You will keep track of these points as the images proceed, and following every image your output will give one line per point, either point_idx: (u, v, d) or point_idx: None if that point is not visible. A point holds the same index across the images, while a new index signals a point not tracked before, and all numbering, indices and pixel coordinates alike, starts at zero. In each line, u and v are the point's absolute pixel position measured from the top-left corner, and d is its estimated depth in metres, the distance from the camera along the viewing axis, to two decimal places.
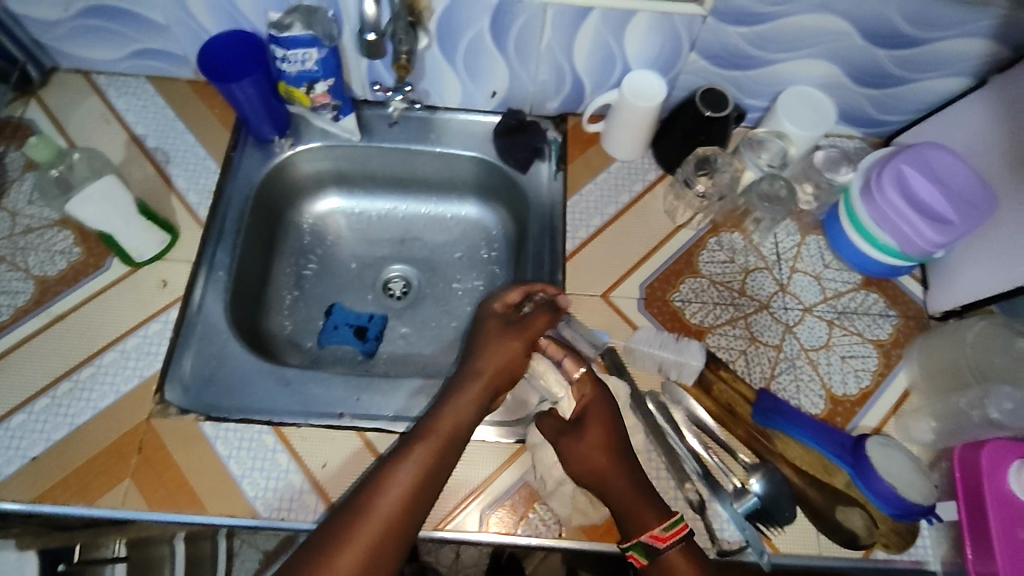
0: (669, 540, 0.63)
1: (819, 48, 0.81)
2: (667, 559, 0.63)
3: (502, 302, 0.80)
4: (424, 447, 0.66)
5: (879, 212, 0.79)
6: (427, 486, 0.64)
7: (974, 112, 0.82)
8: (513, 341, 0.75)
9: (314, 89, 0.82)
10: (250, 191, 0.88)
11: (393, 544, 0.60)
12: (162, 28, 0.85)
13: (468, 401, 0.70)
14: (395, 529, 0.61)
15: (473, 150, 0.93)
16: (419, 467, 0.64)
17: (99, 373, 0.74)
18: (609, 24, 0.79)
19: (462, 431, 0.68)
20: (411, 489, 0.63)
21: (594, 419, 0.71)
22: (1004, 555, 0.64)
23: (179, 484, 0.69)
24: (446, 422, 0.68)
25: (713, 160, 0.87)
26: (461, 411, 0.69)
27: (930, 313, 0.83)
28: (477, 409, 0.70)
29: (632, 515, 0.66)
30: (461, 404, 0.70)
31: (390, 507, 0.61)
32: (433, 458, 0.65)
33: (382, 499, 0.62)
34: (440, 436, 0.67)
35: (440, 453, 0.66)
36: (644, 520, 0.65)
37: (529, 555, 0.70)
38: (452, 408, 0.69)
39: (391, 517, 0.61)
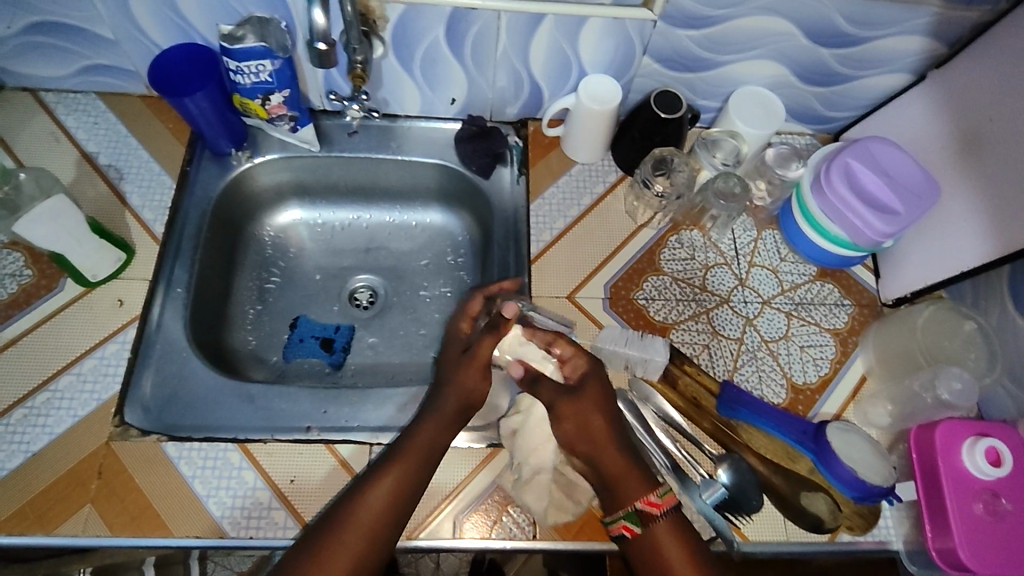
0: (663, 506, 0.65)
1: (766, 49, 0.83)
2: (654, 530, 0.64)
3: (466, 319, 0.80)
4: (400, 468, 0.66)
5: (827, 204, 0.81)
6: (401, 506, 0.65)
7: (915, 107, 0.86)
8: (469, 374, 0.73)
9: (269, 100, 0.82)
10: (208, 206, 0.86)
11: (370, 553, 0.62)
12: (112, 43, 0.83)
13: (438, 425, 0.70)
14: (371, 549, 0.62)
15: (434, 158, 0.93)
16: (395, 485, 0.65)
17: (55, 398, 0.72)
18: (563, 29, 0.80)
19: (434, 455, 0.69)
20: (388, 507, 0.64)
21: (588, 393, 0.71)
22: (960, 528, 0.66)
23: (142, 507, 0.67)
24: (418, 445, 0.68)
25: (670, 160, 0.88)
26: (434, 436, 0.69)
27: (883, 301, 0.86)
28: (447, 432, 0.70)
29: (622, 486, 0.67)
30: (432, 427, 0.70)
31: (368, 524, 0.63)
32: (408, 478, 0.66)
33: (361, 514, 0.63)
34: (417, 455, 0.68)
35: (411, 478, 0.66)
36: (631, 493, 0.66)
37: (509, 559, 0.70)
38: (426, 430, 0.70)
39: (367, 534, 0.62)
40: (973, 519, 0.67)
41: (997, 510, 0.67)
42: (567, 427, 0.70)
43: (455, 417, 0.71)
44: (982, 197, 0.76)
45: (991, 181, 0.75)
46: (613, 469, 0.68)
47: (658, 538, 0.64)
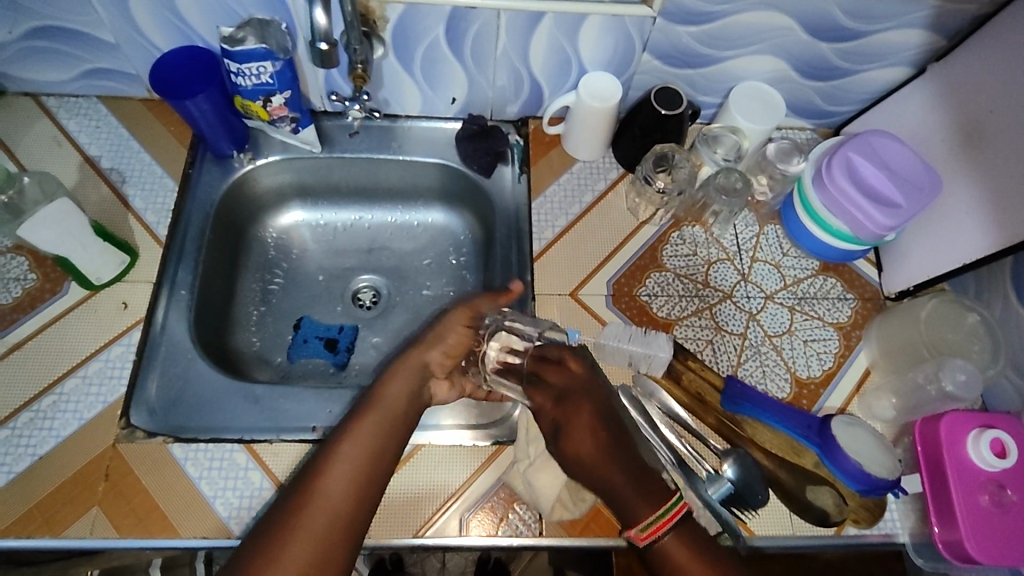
0: (648, 538, 0.63)
1: (765, 44, 0.83)
2: (661, 548, 0.63)
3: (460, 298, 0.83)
4: (365, 433, 0.67)
5: (829, 198, 0.82)
6: (373, 464, 0.65)
7: (915, 100, 0.86)
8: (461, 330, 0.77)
9: (270, 102, 0.82)
10: (210, 208, 0.87)
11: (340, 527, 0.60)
12: (113, 47, 0.84)
13: (405, 375, 0.72)
14: (348, 509, 0.62)
15: (436, 157, 0.93)
16: (364, 444, 0.66)
17: (61, 401, 0.72)
18: (562, 27, 0.81)
19: (401, 407, 0.70)
20: (359, 467, 0.64)
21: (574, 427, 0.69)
22: (966, 520, 0.67)
23: (149, 509, 0.67)
24: (385, 401, 0.70)
25: (671, 156, 0.88)
26: (398, 390, 0.71)
27: (886, 294, 0.86)
28: (413, 382, 0.72)
29: (625, 505, 0.65)
30: (393, 383, 0.71)
31: (339, 486, 0.63)
32: (376, 434, 0.67)
33: (331, 477, 0.63)
34: (380, 412, 0.68)
35: (379, 438, 0.67)
36: (634, 512, 0.64)
37: (517, 557, 0.71)
38: (388, 385, 0.71)
39: (340, 497, 0.62)
40: (979, 510, 0.67)
41: (1002, 501, 0.67)
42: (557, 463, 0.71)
43: (415, 371, 0.73)
44: (984, 189, 0.76)
45: (993, 174, 0.75)
46: (614, 491, 0.66)
47: (667, 552, 0.63)
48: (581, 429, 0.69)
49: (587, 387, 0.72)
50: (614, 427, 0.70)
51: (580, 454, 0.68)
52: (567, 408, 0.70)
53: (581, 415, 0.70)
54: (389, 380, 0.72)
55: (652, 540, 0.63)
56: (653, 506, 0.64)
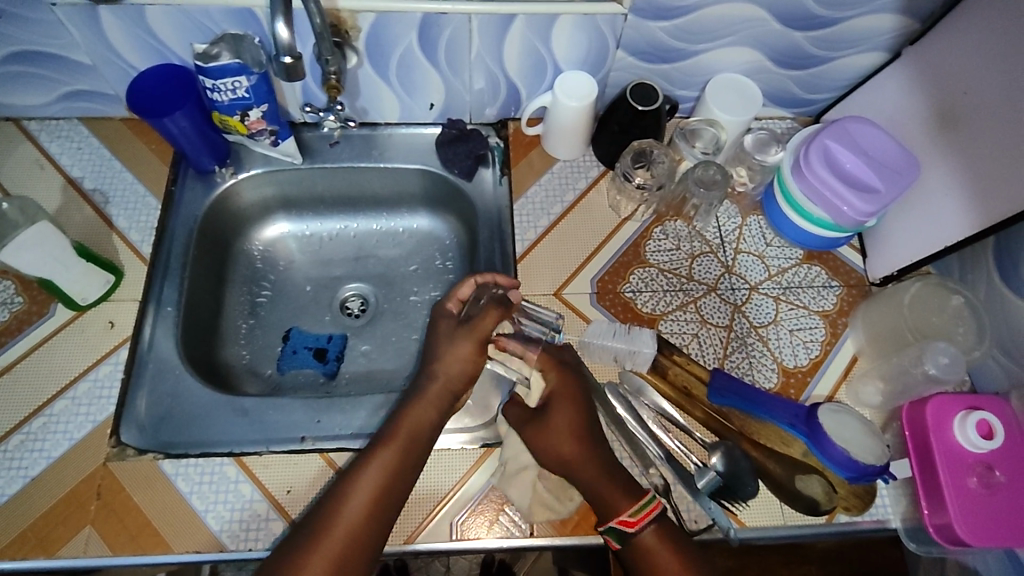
0: (639, 523, 0.65)
1: (738, 36, 0.83)
2: (642, 541, 0.65)
3: (455, 300, 0.80)
4: (388, 456, 0.67)
5: (808, 186, 0.81)
6: (389, 495, 0.65)
7: (892, 85, 0.86)
8: (463, 343, 0.75)
9: (248, 116, 0.83)
10: (194, 224, 0.87)
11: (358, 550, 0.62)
12: (90, 68, 0.84)
13: (427, 403, 0.71)
14: (365, 534, 0.63)
15: (417, 163, 0.94)
16: (382, 475, 0.66)
17: (51, 422, 0.73)
18: (534, 28, 0.81)
19: (423, 436, 0.70)
20: (376, 499, 0.65)
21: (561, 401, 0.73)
22: (955, 503, 0.66)
23: (141, 526, 0.68)
24: (406, 426, 0.70)
25: (650, 152, 0.87)
26: (421, 417, 0.70)
27: (871, 280, 0.86)
28: (434, 411, 0.71)
29: (603, 499, 0.68)
30: (420, 408, 0.71)
31: (355, 518, 0.63)
32: (397, 463, 0.67)
33: (350, 504, 0.64)
34: (400, 440, 0.68)
35: (403, 464, 0.67)
36: (617, 502, 0.67)
37: (520, 558, 0.71)
38: (412, 410, 0.71)
39: (355, 531, 0.63)
40: (968, 493, 0.67)
41: (991, 483, 0.67)
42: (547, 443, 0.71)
43: (442, 395, 0.73)
44: (962, 171, 0.76)
45: (970, 155, 0.75)
46: (594, 485, 0.69)
47: (647, 547, 0.65)
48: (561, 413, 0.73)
49: (568, 375, 0.75)
50: (590, 417, 0.73)
51: (562, 444, 0.71)
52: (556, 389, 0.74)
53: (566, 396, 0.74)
54: (412, 408, 0.71)
55: (638, 529, 0.65)
56: (633, 497, 0.67)
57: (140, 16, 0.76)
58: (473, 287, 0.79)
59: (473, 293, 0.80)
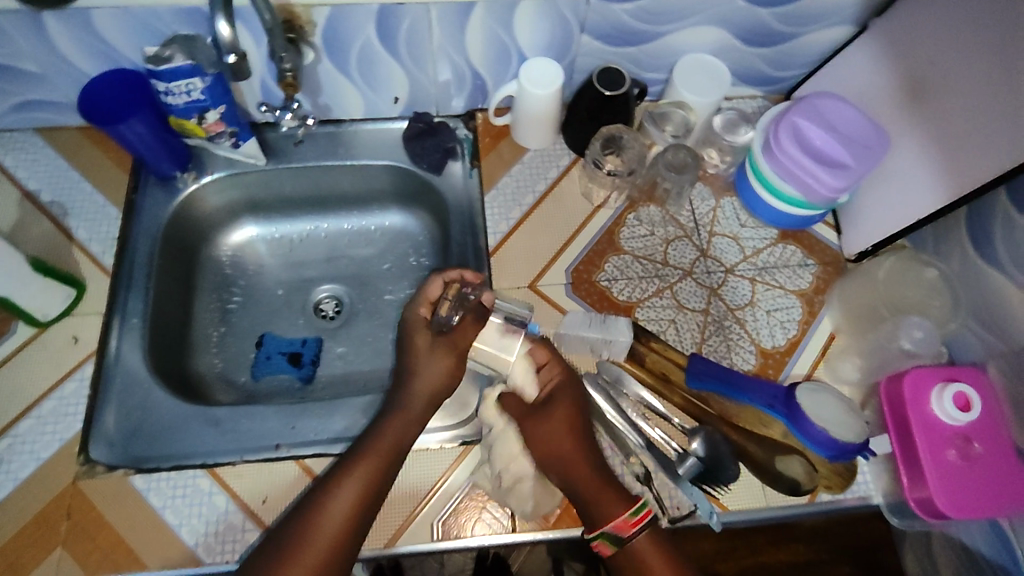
0: (637, 525, 0.64)
1: (704, 15, 0.82)
2: (634, 547, 0.65)
3: (427, 304, 0.78)
4: (367, 464, 0.66)
5: (779, 165, 0.81)
6: (365, 513, 0.64)
7: (860, 59, 0.85)
8: (445, 357, 0.74)
9: (205, 119, 0.81)
10: (157, 232, 0.85)
11: (337, 558, 0.61)
12: (39, 77, 0.82)
13: (407, 416, 0.71)
14: (342, 542, 0.62)
15: (385, 159, 0.92)
16: (357, 493, 0.65)
17: (16, 443, 0.71)
18: (495, 16, 0.79)
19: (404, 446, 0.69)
20: (352, 516, 0.64)
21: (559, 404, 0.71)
22: (935, 475, 0.66)
23: (114, 543, 0.67)
24: (387, 436, 0.69)
25: (619, 137, 0.87)
26: (403, 428, 0.70)
27: (846, 257, 0.85)
28: (416, 423, 0.71)
29: (597, 504, 0.67)
30: (403, 418, 0.71)
31: (331, 534, 0.62)
32: (373, 480, 0.66)
33: (329, 512, 0.63)
34: (381, 450, 0.68)
35: (381, 473, 0.66)
36: (608, 510, 0.66)
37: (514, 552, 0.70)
38: (391, 425, 0.70)
39: (332, 540, 0.62)
40: (947, 466, 0.67)
41: (969, 455, 0.67)
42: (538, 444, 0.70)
43: (427, 408, 0.72)
44: (932, 145, 0.75)
45: (939, 129, 0.74)
46: (586, 490, 0.67)
47: (639, 551, 0.65)
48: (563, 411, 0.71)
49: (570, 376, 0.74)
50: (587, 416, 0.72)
51: (558, 442, 0.69)
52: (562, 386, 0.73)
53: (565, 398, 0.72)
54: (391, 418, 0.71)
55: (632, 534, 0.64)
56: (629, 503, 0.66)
57: (85, 20, 0.74)
58: (443, 284, 0.77)
59: (443, 295, 0.78)
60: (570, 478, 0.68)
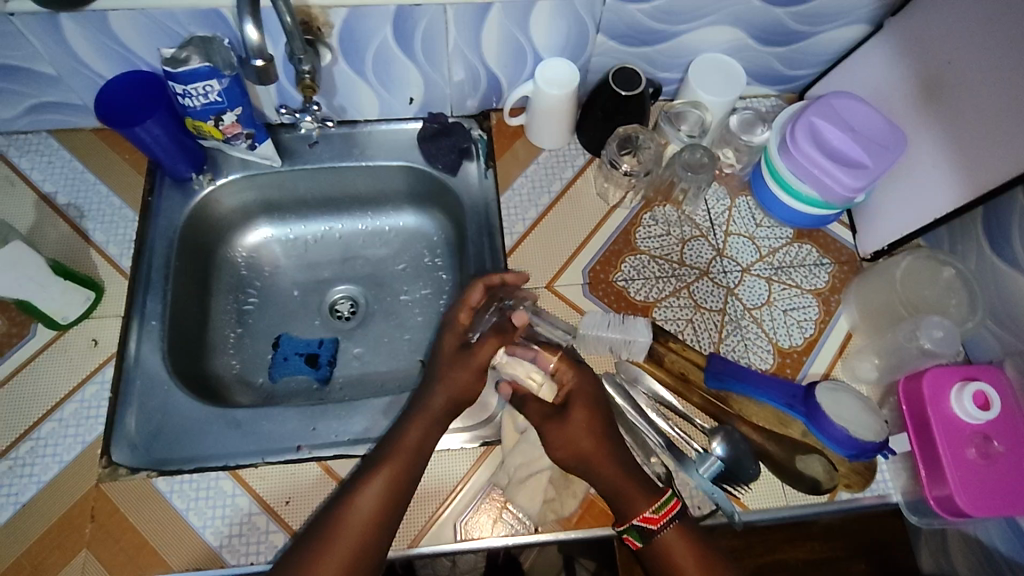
0: (661, 521, 0.64)
1: (719, 15, 0.82)
2: (663, 541, 0.64)
3: (467, 309, 0.78)
4: (391, 463, 0.66)
5: (795, 164, 0.81)
6: (393, 509, 0.65)
7: (875, 58, 0.85)
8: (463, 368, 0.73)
9: (222, 120, 0.80)
10: (174, 234, 0.85)
11: (363, 559, 0.62)
12: (55, 79, 0.81)
13: (428, 416, 0.70)
14: (369, 544, 0.62)
15: (400, 160, 0.92)
16: (385, 491, 0.65)
17: (39, 446, 0.71)
18: (512, 16, 0.79)
19: (426, 445, 0.69)
20: (382, 510, 0.64)
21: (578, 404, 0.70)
22: (955, 475, 0.67)
23: (139, 545, 0.67)
24: (410, 437, 0.69)
25: (635, 138, 0.87)
26: (423, 429, 0.69)
27: (862, 256, 0.86)
28: (437, 423, 0.70)
29: (624, 498, 0.66)
30: (422, 418, 0.70)
31: (357, 536, 0.62)
32: (398, 480, 0.66)
33: (355, 514, 0.63)
34: (405, 450, 0.68)
35: (406, 472, 0.66)
36: (633, 504, 0.65)
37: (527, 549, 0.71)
38: (412, 424, 0.70)
39: (359, 541, 0.62)
40: (967, 465, 0.67)
41: (989, 453, 0.68)
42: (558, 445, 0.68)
43: (444, 411, 0.71)
44: (948, 144, 0.75)
45: (955, 128, 0.75)
46: (611, 486, 0.67)
47: (668, 545, 0.64)
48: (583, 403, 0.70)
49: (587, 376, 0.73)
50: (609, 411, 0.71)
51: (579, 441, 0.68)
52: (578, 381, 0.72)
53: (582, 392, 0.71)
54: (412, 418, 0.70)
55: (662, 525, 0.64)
56: (651, 497, 0.65)
57: (103, 23, 0.74)
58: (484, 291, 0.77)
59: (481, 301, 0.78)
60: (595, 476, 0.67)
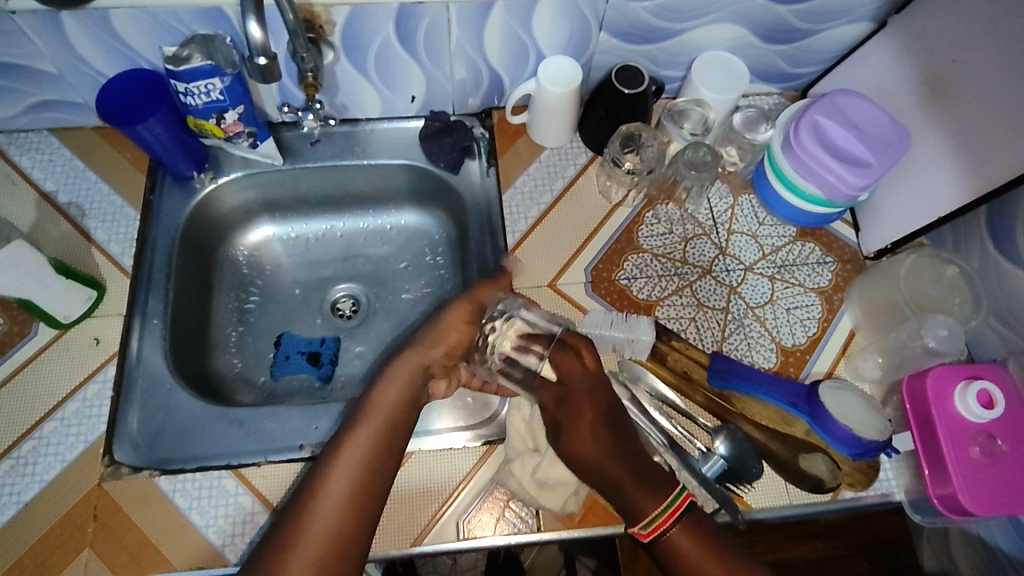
0: (650, 535, 0.63)
1: (722, 13, 0.81)
2: (671, 540, 0.63)
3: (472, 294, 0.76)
4: (365, 433, 0.63)
5: (798, 162, 0.81)
6: (364, 491, 0.60)
7: (878, 57, 0.85)
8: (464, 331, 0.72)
9: (224, 119, 0.80)
10: (175, 233, 0.85)
11: (346, 535, 0.58)
12: (55, 77, 0.81)
13: (399, 384, 0.67)
14: (349, 517, 0.58)
15: (401, 158, 0.91)
16: (361, 461, 0.61)
17: (41, 445, 0.71)
18: (514, 13, 0.79)
19: (398, 413, 0.65)
20: (352, 494, 0.59)
21: (580, 428, 0.66)
22: (959, 473, 0.67)
23: (142, 544, 0.67)
24: (378, 407, 0.65)
25: (638, 136, 0.86)
26: (394, 398, 0.66)
27: (865, 254, 0.85)
28: (409, 390, 0.67)
29: (630, 503, 0.64)
30: (391, 386, 0.67)
31: (335, 509, 0.58)
32: (373, 450, 0.62)
33: (329, 489, 0.59)
34: (375, 421, 0.64)
35: (381, 442, 0.63)
36: (640, 509, 0.64)
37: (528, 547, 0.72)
38: (381, 394, 0.66)
39: (340, 515, 0.58)
40: (970, 463, 0.67)
41: (993, 452, 0.68)
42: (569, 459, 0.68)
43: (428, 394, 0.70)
44: (953, 141, 0.75)
45: (960, 125, 0.74)
46: (618, 487, 0.65)
47: (676, 544, 0.63)
48: (583, 430, 0.66)
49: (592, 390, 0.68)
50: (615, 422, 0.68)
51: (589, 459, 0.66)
52: (568, 410, 0.67)
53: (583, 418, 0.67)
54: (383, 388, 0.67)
55: (657, 535, 0.63)
56: (658, 499, 0.63)
57: (104, 21, 0.74)
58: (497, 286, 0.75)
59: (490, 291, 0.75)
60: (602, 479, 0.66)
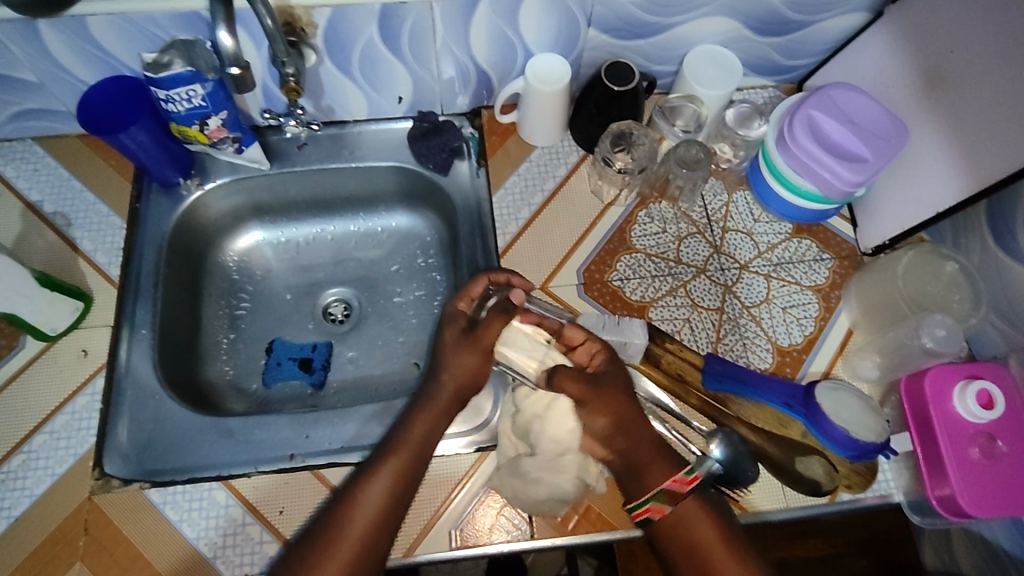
0: (691, 484, 0.65)
1: (714, 5, 0.79)
2: (682, 509, 0.65)
3: (466, 300, 0.75)
4: (398, 458, 0.66)
5: (794, 159, 0.79)
6: (399, 502, 0.65)
7: (874, 47, 0.83)
8: (468, 355, 0.72)
9: (207, 125, 0.79)
10: (162, 240, 0.84)
11: (366, 556, 0.61)
12: (36, 85, 0.80)
13: (436, 411, 0.70)
14: (372, 538, 0.62)
15: (390, 160, 0.90)
16: (389, 486, 0.65)
17: (30, 459, 0.71)
18: (500, 11, 0.77)
19: (429, 444, 0.68)
20: (380, 515, 0.63)
21: (613, 376, 0.70)
22: (958, 474, 0.66)
23: (132, 558, 0.67)
24: (415, 432, 0.69)
25: (629, 134, 0.85)
26: (425, 424, 0.69)
27: (862, 250, 0.84)
28: (445, 419, 0.70)
29: (651, 467, 0.66)
30: (425, 410, 0.70)
31: (360, 532, 0.62)
32: (403, 475, 0.66)
33: (359, 511, 0.63)
34: (409, 447, 0.67)
35: (410, 469, 0.66)
36: (658, 475, 0.66)
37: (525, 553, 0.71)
38: (416, 422, 0.69)
39: (365, 536, 0.62)
40: (969, 464, 0.66)
41: (993, 453, 0.66)
42: (602, 420, 0.67)
43: (450, 405, 0.71)
44: (950, 135, 0.73)
45: (959, 118, 0.72)
46: (643, 453, 0.67)
47: (685, 515, 0.64)
48: (619, 375, 0.70)
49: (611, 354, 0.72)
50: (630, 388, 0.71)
51: (623, 410, 0.67)
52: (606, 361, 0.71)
53: (616, 367, 0.71)
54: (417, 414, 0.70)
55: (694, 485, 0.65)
56: (679, 465, 0.67)
57: (84, 29, 0.72)
58: (486, 283, 0.75)
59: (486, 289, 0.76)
60: (636, 440, 0.67)
